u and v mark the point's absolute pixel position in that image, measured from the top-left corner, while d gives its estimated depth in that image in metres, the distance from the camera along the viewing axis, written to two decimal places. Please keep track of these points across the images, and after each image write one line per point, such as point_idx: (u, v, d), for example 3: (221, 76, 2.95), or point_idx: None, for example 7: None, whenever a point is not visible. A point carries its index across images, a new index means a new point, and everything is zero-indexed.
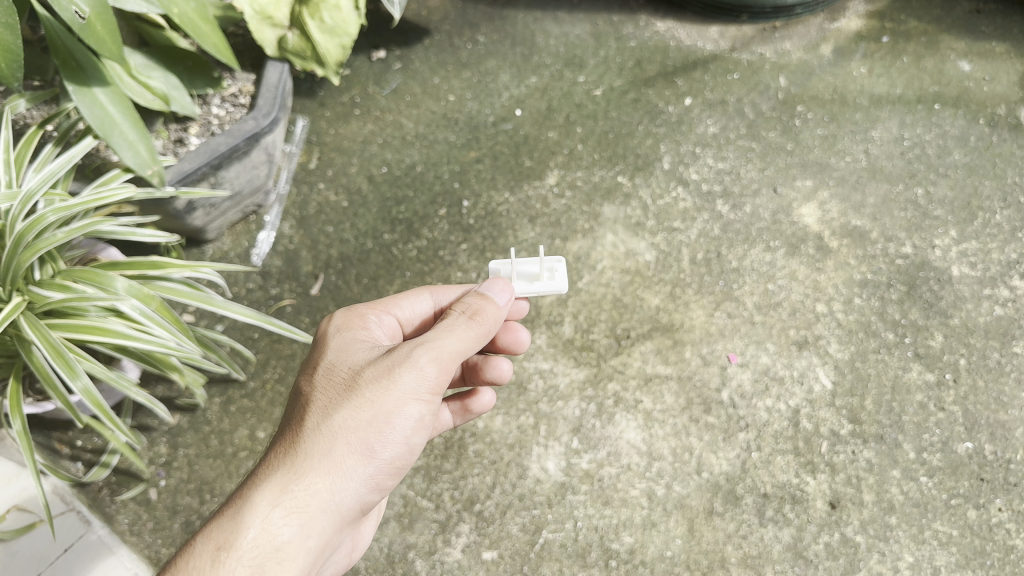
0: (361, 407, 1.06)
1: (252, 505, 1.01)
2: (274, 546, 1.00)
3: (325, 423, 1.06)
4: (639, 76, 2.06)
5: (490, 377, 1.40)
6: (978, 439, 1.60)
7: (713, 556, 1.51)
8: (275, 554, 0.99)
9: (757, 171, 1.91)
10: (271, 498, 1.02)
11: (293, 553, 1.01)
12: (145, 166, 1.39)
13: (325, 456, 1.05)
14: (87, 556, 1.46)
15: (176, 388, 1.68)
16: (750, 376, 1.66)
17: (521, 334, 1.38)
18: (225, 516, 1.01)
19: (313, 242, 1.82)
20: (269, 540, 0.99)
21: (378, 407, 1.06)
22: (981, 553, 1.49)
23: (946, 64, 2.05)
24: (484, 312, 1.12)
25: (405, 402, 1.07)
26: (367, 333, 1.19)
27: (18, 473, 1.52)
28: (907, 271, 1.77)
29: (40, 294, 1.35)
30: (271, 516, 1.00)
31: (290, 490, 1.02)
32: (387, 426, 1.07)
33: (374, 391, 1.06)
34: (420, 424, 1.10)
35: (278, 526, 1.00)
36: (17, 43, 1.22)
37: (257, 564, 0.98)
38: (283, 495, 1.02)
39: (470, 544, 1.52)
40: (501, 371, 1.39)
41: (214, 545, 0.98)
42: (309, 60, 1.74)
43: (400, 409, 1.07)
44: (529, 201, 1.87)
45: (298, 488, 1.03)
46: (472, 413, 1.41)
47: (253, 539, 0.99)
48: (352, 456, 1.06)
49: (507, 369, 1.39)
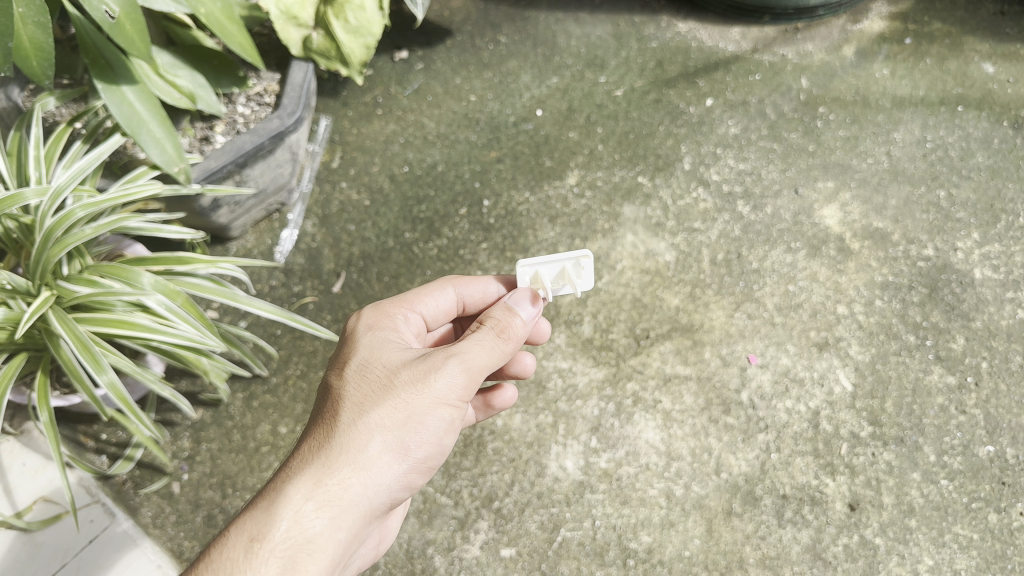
0: (395, 409, 1.07)
1: (285, 499, 1.02)
2: (306, 538, 1.01)
3: (359, 421, 1.07)
4: (660, 76, 2.07)
5: (515, 371, 1.40)
6: (999, 443, 1.59)
7: (732, 556, 1.51)
8: (307, 546, 1.01)
9: (779, 172, 1.91)
10: (305, 491, 1.03)
11: (325, 546, 1.02)
12: (172, 164, 1.41)
13: (358, 453, 1.06)
14: (110, 548, 1.49)
15: (200, 384, 1.70)
16: (771, 377, 1.66)
17: (542, 326, 1.42)
18: (258, 508, 1.02)
19: (335, 240, 1.84)
20: (303, 533, 1.01)
21: (411, 409, 1.07)
22: (1002, 557, 1.49)
23: (970, 66, 2.04)
24: (511, 329, 1.14)
25: (438, 405, 1.08)
26: (398, 334, 1.20)
27: (45, 465, 1.56)
28: (929, 273, 1.77)
29: (69, 289, 1.37)
30: (304, 509, 1.02)
31: (324, 485, 1.04)
32: (419, 428, 1.08)
33: (409, 393, 1.08)
34: (451, 426, 1.11)
35: (311, 519, 1.02)
36: (48, 42, 1.24)
37: (290, 556, 0.99)
38: (316, 489, 1.03)
39: (489, 541, 1.53)
40: (526, 365, 1.39)
41: (248, 536, 0.99)
42: (334, 60, 1.76)
43: (433, 412, 1.08)
44: (550, 201, 1.88)
45: (331, 484, 1.04)
46: (493, 410, 1.42)
47: (287, 531, 1.00)
48: (384, 456, 1.07)
49: (531, 363, 1.39)
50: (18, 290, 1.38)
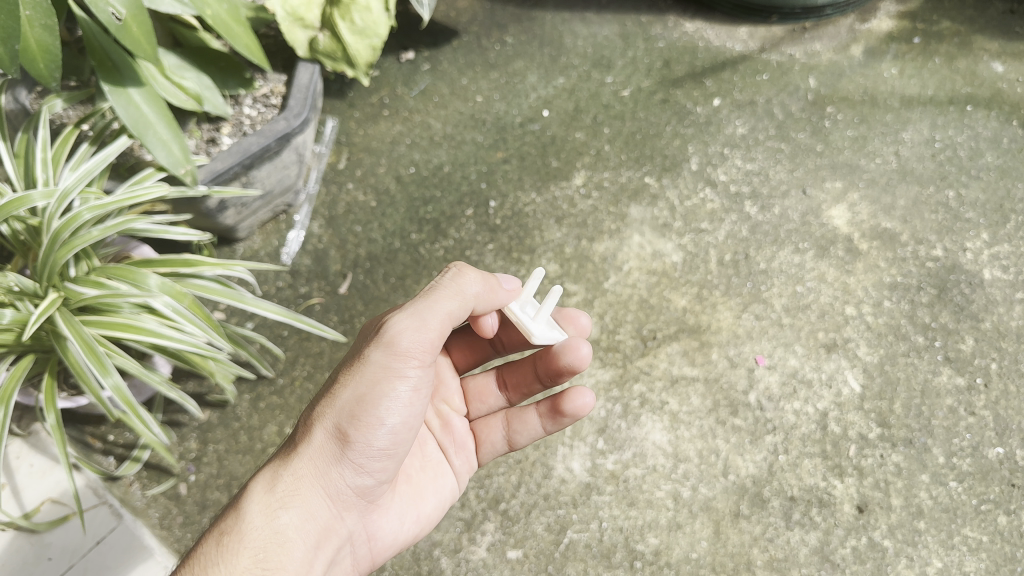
0: (338, 391, 1.09)
1: (248, 495, 1.06)
2: (272, 530, 1.03)
3: (310, 411, 1.11)
4: (667, 76, 2.06)
5: (569, 361, 1.32)
6: (1009, 445, 1.58)
7: (739, 558, 1.50)
8: (273, 538, 1.03)
9: (787, 173, 1.90)
10: (265, 484, 1.07)
11: (292, 537, 1.04)
12: (178, 165, 1.40)
13: (310, 441, 1.09)
14: (118, 548, 1.50)
15: (207, 385, 1.70)
16: (778, 379, 1.65)
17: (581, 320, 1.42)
18: (229, 509, 1.07)
19: (342, 241, 1.84)
20: (266, 525, 1.03)
21: (352, 388, 1.09)
22: (1012, 560, 1.49)
23: (980, 65, 2.03)
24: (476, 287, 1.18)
25: (379, 379, 1.09)
26: None
27: (53, 466, 1.56)
28: (938, 274, 1.76)
29: (76, 290, 1.37)
30: (264, 502, 1.05)
31: (281, 477, 1.07)
32: (364, 405, 1.08)
33: (348, 374, 1.10)
34: (401, 400, 1.10)
35: (273, 511, 1.05)
36: (55, 45, 1.24)
37: (256, 547, 1.01)
38: (274, 482, 1.07)
39: (495, 543, 1.52)
40: (581, 354, 1.31)
41: (217, 534, 1.03)
42: (340, 61, 1.77)
43: (376, 386, 1.08)
44: (556, 202, 1.88)
45: (288, 474, 1.07)
46: (564, 416, 1.34)
47: (251, 525, 1.03)
48: (334, 439, 1.08)
49: (586, 349, 1.30)
50: (25, 292, 1.39)
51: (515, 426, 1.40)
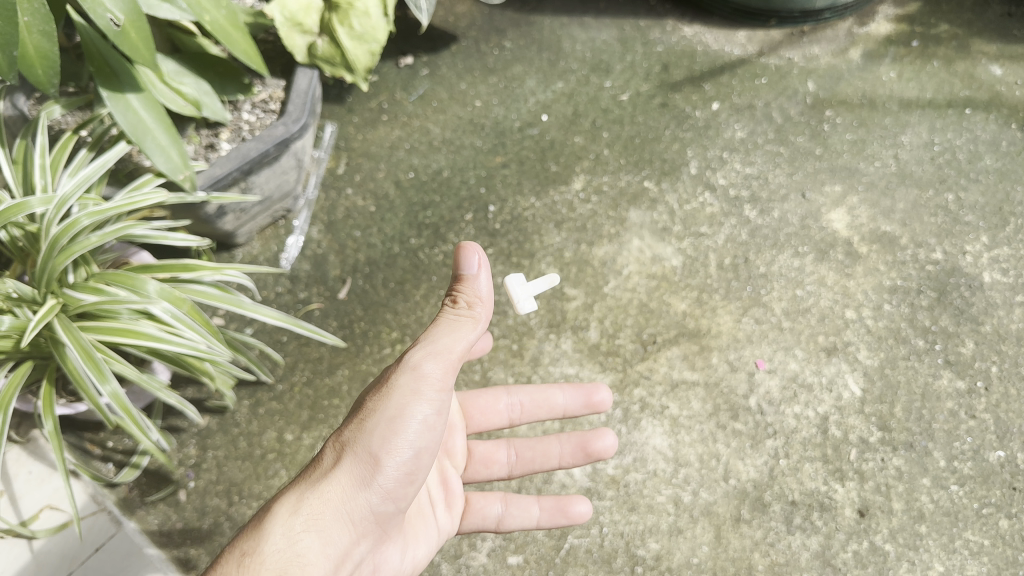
0: (367, 412, 1.13)
1: (271, 516, 1.07)
2: (294, 553, 1.05)
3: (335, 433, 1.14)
4: (666, 80, 2.06)
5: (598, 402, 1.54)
6: (1010, 448, 1.58)
7: (741, 563, 1.50)
8: (296, 560, 1.04)
9: (786, 176, 1.90)
10: (288, 508, 1.08)
11: (314, 560, 1.06)
12: (177, 171, 1.40)
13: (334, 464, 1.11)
14: (118, 555, 1.50)
15: (206, 391, 1.69)
16: (779, 383, 1.65)
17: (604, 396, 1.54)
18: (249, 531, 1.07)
19: (341, 246, 1.84)
20: (289, 547, 1.05)
21: (381, 409, 1.13)
22: (1014, 563, 1.48)
23: (978, 68, 2.03)
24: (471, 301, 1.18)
25: (409, 401, 1.14)
26: None
27: (51, 474, 1.55)
28: (938, 277, 1.76)
29: (74, 296, 1.37)
30: (289, 525, 1.06)
31: (305, 499, 1.09)
32: (393, 427, 1.13)
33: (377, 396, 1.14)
34: (428, 423, 1.15)
35: (297, 534, 1.06)
36: (54, 51, 1.23)
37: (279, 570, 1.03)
38: (299, 504, 1.08)
39: (496, 548, 1.52)
40: (604, 400, 1.54)
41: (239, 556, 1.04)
42: (339, 66, 1.76)
43: (406, 408, 1.13)
44: (555, 206, 1.87)
45: (313, 496, 1.09)
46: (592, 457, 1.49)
47: (273, 548, 1.04)
48: (362, 460, 1.12)
49: (607, 398, 1.53)
50: (24, 298, 1.38)
51: (533, 456, 1.49)
